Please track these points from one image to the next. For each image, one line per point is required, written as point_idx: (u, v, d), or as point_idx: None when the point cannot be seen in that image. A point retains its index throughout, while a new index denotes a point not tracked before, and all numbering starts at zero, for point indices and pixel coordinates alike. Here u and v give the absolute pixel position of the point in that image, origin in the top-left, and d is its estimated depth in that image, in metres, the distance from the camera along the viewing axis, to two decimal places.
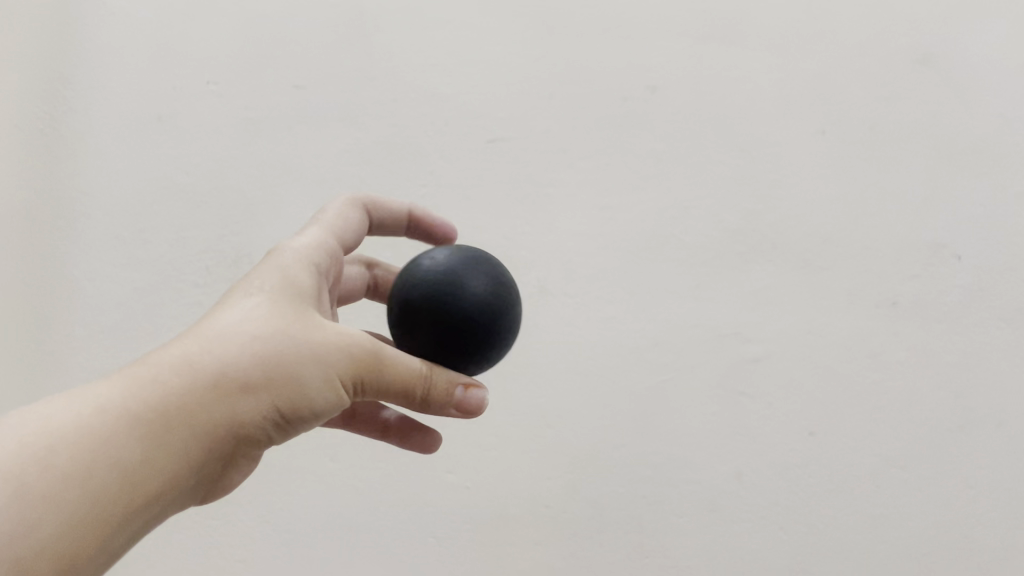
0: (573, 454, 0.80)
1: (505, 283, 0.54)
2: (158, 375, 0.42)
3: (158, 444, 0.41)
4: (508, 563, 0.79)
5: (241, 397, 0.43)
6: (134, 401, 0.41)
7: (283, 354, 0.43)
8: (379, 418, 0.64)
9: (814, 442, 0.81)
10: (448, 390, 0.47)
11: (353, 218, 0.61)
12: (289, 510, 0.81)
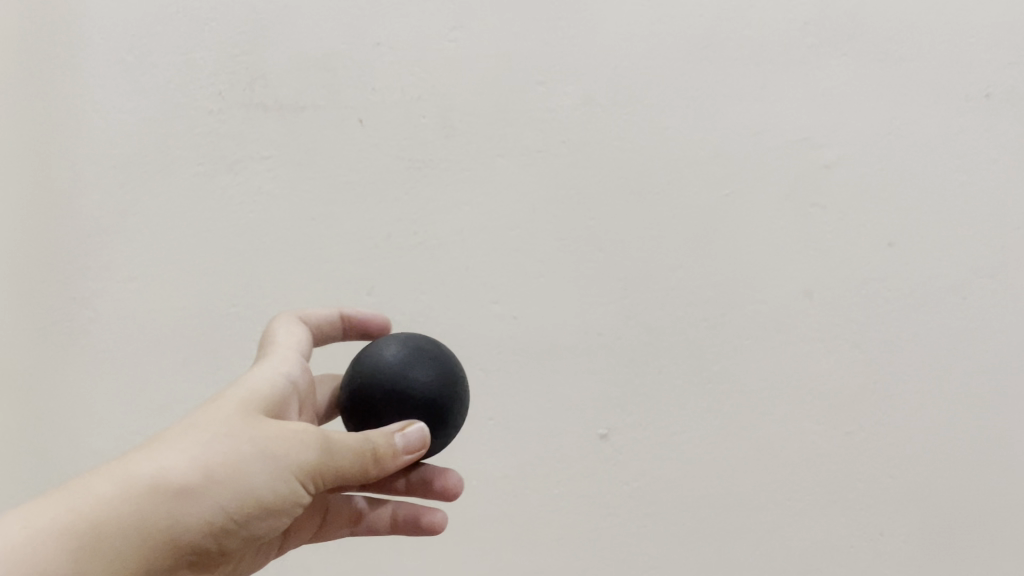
0: (627, 279, 0.74)
1: (454, 367, 0.54)
2: (92, 490, 0.39)
3: (97, 568, 0.38)
4: (559, 395, 0.75)
5: (184, 510, 0.40)
6: (64, 523, 0.38)
7: (229, 469, 0.42)
8: (386, 518, 0.60)
9: (894, 255, 0.73)
10: (390, 445, 0.47)
11: (302, 337, 0.57)
12: (325, 349, 0.76)
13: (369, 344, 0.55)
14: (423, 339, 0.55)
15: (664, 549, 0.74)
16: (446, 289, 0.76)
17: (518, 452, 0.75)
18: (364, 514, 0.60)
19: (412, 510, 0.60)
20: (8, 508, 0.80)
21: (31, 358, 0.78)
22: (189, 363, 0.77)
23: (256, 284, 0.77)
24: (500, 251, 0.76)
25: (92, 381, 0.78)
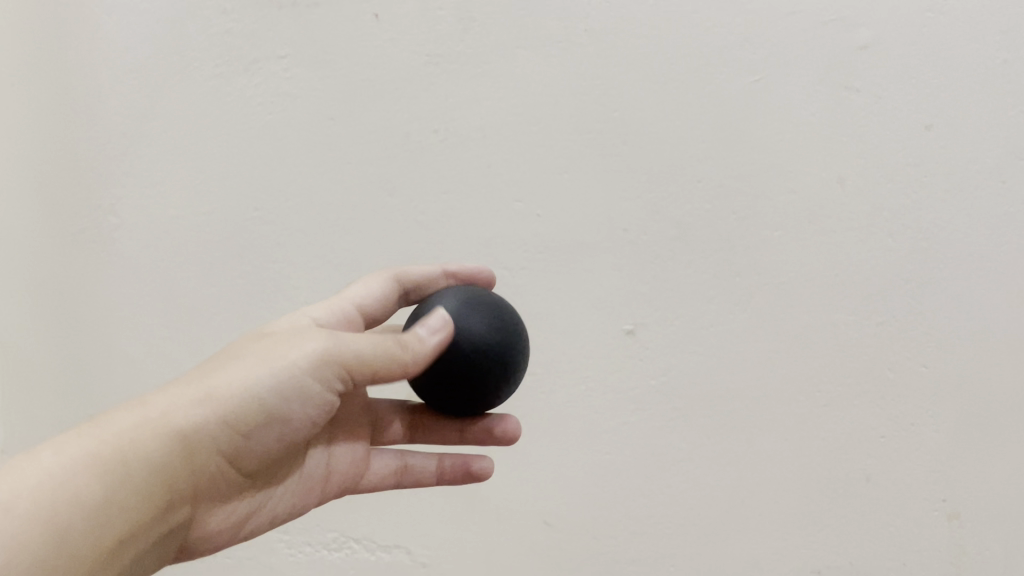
0: (652, 172, 0.73)
1: (513, 320, 0.56)
2: (116, 418, 0.44)
3: (127, 475, 0.42)
4: (585, 291, 0.74)
5: (199, 422, 0.46)
6: (93, 442, 0.43)
7: (234, 385, 0.47)
8: (432, 470, 0.62)
9: (932, 139, 0.70)
10: (416, 335, 0.49)
11: (378, 288, 0.62)
12: (348, 250, 0.76)
13: (423, 306, 0.56)
14: (485, 292, 0.57)
15: (691, 442, 0.74)
16: (467, 187, 0.75)
17: (544, 347, 0.75)
18: (408, 465, 0.61)
19: (459, 459, 0.62)
20: (51, 409, 0.83)
21: (64, 257, 0.81)
22: (215, 269, 0.78)
23: (277, 188, 0.77)
24: (522, 147, 0.74)
25: (123, 284, 0.80)
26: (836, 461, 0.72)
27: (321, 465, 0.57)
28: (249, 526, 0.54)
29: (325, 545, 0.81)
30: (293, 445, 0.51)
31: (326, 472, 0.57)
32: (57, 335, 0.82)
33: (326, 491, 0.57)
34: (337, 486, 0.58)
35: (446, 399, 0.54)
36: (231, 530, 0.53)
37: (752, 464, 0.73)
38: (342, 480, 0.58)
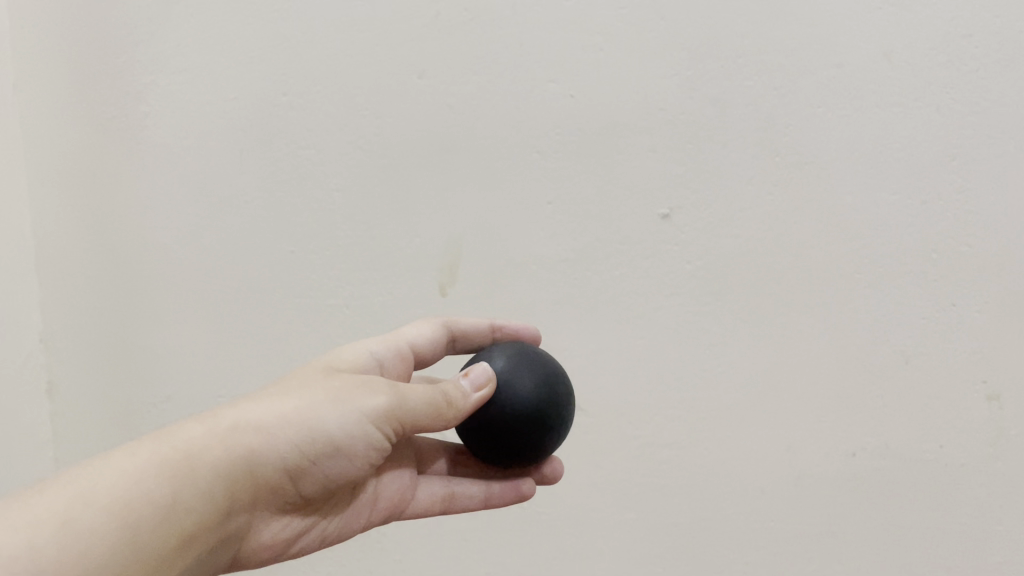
0: (691, 48, 0.70)
1: (559, 381, 0.58)
2: (188, 428, 0.47)
3: (193, 485, 0.45)
4: (620, 175, 0.72)
5: (265, 444, 0.48)
6: (166, 448, 0.45)
7: (305, 416, 0.49)
8: (477, 496, 0.62)
9: (984, 6, 0.66)
10: (461, 391, 0.53)
11: (431, 332, 0.64)
12: (380, 136, 0.75)
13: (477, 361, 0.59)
14: (533, 352, 0.59)
15: (726, 328, 0.73)
16: (499, 68, 0.73)
17: (578, 234, 0.74)
18: (455, 493, 0.62)
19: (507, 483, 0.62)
20: (92, 302, 0.84)
21: (97, 150, 0.81)
22: (249, 159, 0.78)
23: (306, 72, 0.76)
24: (554, 25, 0.72)
25: (158, 175, 0.80)
26: (874, 345, 0.71)
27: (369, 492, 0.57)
28: (302, 541, 0.55)
29: None
30: (350, 477, 0.53)
31: (374, 498, 0.58)
32: (92, 231, 0.83)
33: (372, 516, 0.58)
34: (383, 511, 0.59)
35: (491, 452, 0.57)
36: (285, 544, 0.54)
37: (788, 349, 0.73)
38: (388, 507, 0.59)
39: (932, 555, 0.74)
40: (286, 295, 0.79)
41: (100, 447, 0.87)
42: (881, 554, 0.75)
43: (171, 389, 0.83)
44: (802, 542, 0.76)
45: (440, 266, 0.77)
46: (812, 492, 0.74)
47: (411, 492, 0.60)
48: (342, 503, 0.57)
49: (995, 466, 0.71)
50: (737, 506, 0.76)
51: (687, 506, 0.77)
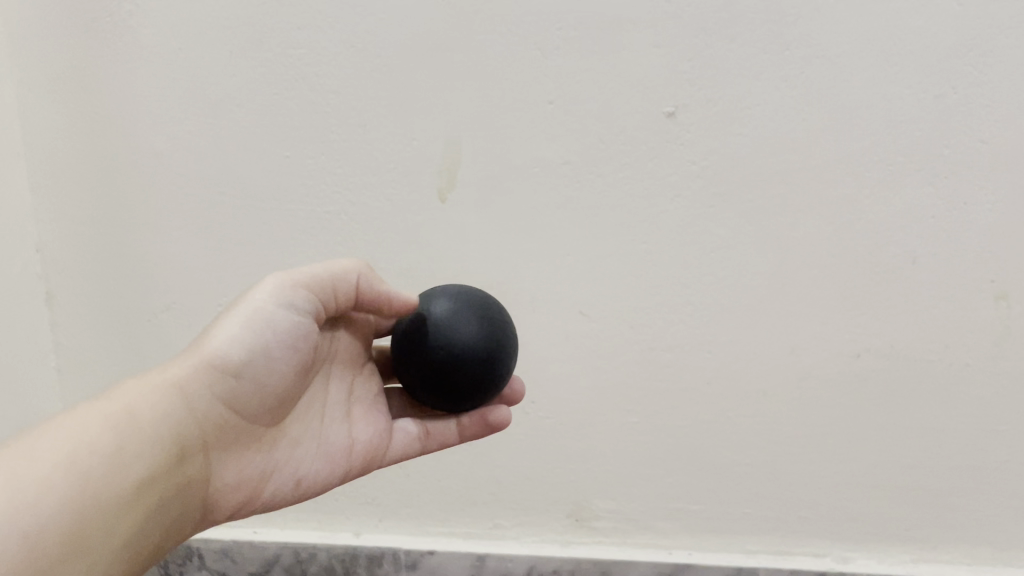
0: None
1: (503, 324, 0.61)
2: (111, 392, 0.51)
3: (132, 430, 0.49)
4: (623, 74, 0.70)
5: (185, 377, 0.53)
6: (93, 407, 0.49)
7: (212, 342, 0.55)
8: (454, 430, 0.65)
9: None
10: (363, 283, 0.60)
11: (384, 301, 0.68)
12: (374, 35, 0.72)
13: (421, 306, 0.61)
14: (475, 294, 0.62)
15: (731, 230, 0.72)
16: None
17: (580, 136, 0.72)
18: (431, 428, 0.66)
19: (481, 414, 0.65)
20: (85, 212, 0.83)
21: (80, 53, 0.78)
22: (239, 62, 0.75)
23: None
24: None
25: (146, 79, 0.77)
26: (882, 245, 0.70)
27: (342, 439, 0.62)
28: (272, 487, 0.58)
29: None
30: (285, 397, 0.58)
31: (347, 445, 0.62)
32: (80, 138, 0.80)
33: (350, 462, 0.62)
34: (363, 454, 0.62)
35: (434, 395, 0.59)
36: (254, 489, 0.57)
37: (794, 250, 0.71)
38: (364, 451, 0.62)
39: (935, 454, 0.74)
40: (283, 202, 0.78)
41: (102, 355, 0.87)
42: (882, 454, 0.75)
43: (173, 297, 0.83)
44: (805, 442, 0.76)
45: (438, 171, 0.75)
46: (816, 393, 0.74)
47: (388, 434, 0.64)
48: (311, 448, 0.60)
49: (1001, 365, 0.71)
50: (740, 407, 0.76)
51: (690, 409, 0.77)
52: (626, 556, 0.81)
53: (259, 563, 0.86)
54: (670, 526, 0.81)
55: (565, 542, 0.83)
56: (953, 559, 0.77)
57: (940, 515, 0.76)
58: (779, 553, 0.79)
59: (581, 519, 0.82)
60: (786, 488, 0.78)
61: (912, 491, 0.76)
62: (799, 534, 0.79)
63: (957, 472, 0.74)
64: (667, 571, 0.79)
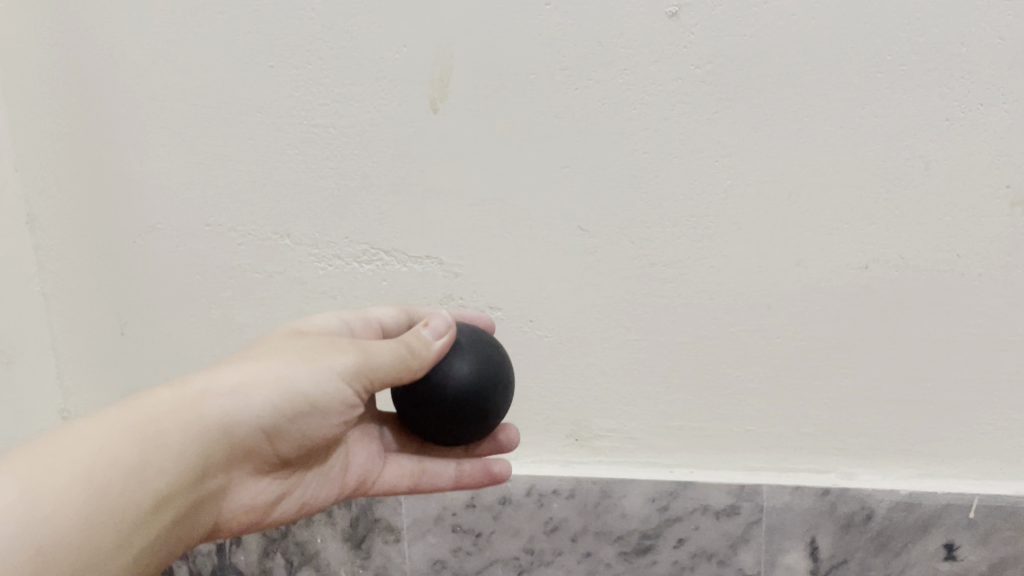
0: None
1: (503, 368, 0.59)
2: (155, 397, 0.50)
3: (161, 449, 0.48)
4: None
5: (239, 410, 0.51)
6: (130, 415, 0.48)
7: (278, 378, 0.52)
8: (448, 474, 0.67)
9: None
10: (419, 338, 0.56)
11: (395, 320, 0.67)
12: None
13: None
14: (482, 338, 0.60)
15: (736, 137, 0.69)
16: None
17: (578, 39, 0.68)
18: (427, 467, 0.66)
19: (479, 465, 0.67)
20: (63, 126, 0.79)
21: None
22: None
23: None
24: None
25: None
26: (894, 150, 0.67)
27: (340, 463, 0.63)
28: (280, 507, 0.60)
29: (356, 259, 0.78)
30: (320, 439, 0.56)
31: (345, 465, 0.63)
32: (55, 48, 0.77)
33: (346, 481, 0.63)
34: (355, 481, 0.64)
35: (425, 429, 0.58)
36: (262, 506, 0.58)
37: (802, 157, 0.68)
38: (359, 475, 0.64)
39: (942, 367, 0.73)
40: (268, 116, 0.75)
41: (87, 278, 0.84)
42: (889, 369, 0.73)
43: (158, 218, 0.80)
44: (811, 357, 0.74)
45: (430, 79, 0.71)
46: (823, 306, 0.72)
47: (382, 465, 0.65)
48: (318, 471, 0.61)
49: (1014, 274, 0.69)
50: (744, 323, 0.74)
51: (693, 325, 0.75)
52: (626, 474, 0.80)
53: None
54: (671, 444, 0.80)
55: (564, 462, 0.82)
56: (958, 473, 0.75)
57: (946, 429, 0.74)
58: (781, 470, 0.78)
59: (581, 438, 0.81)
60: (790, 404, 0.76)
61: (918, 405, 0.74)
62: (803, 452, 0.77)
63: (965, 386, 0.73)
64: (667, 489, 0.78)
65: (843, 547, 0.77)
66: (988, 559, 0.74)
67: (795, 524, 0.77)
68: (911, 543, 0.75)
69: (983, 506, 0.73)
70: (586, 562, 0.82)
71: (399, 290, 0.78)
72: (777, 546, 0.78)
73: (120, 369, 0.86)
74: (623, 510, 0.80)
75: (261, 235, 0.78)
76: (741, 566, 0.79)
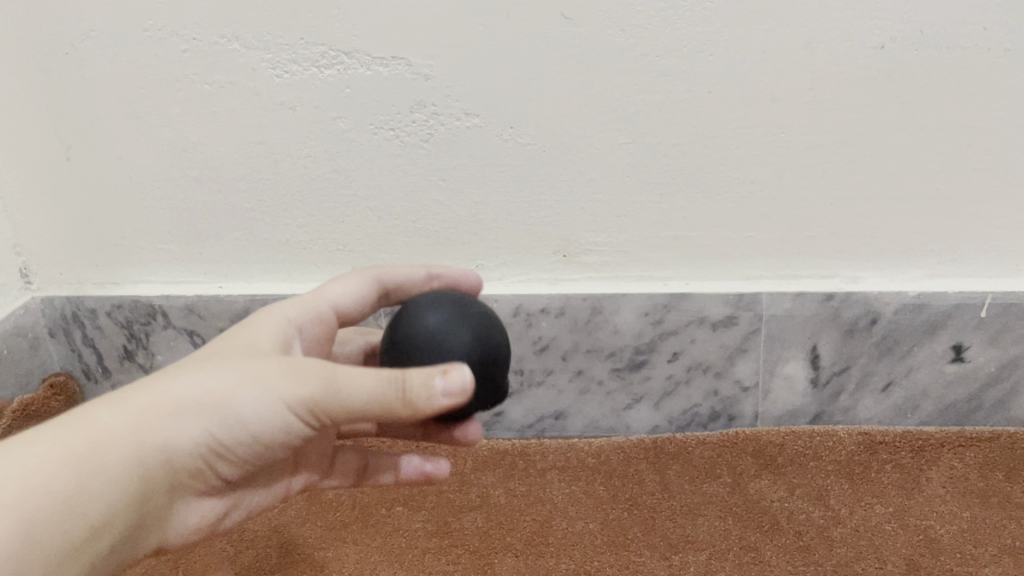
0: None
1: (492, 343, 0.50)
2: (98, 421, 0.42)
3: (102, 478, 0.41)
4: None
5: (181, 435, 0.43)
6: (79, 442, 0.41)
7: (224, 401, 0.43)
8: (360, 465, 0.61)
9: None
10: (423, 387, 0.42)
11: (359, 293, 0.58)
12: None
13: (413, 304, 0.52)
14: (478, 303, 0.53)
15: None
16: None
17: None
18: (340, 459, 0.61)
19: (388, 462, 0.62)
20: None
21: None
22: None
23: None
24: None
25: None
26: None
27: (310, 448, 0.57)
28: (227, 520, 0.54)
29: (315, 64, 0.69)
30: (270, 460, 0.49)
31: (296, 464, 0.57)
32: None
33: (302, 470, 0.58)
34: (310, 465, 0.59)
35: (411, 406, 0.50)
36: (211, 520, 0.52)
37: None
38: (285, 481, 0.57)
39: (960, 158, 0.67)
40: None
41: (20, 96, 0.75)
42: (903, 162, 0.67)
43: (89, 24, 0.71)
44: (818, 154, 0.68)
45: None
46: (833, 95, 0.65)
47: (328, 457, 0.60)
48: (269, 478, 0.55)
49: None
50: (747, 119, 0.67)
51: (690, 124, 0.68)
52: (617, 289, 0.75)
53: (228, 317, 0.81)
54: (665, 257, 0.74)
55: (553, 280, 0.77)
56: (970, 272, 0.71)
57: (962, 225, 0.69)
58: (782, 278, 0.73)
59: (569, 255, 0.75)
60: (794, 207, 0.70)
61: (933, 201, 0.69)
62: (806, 257, 0.72)
63: (986, 177, 0.67)
64: (661, 302, 0.74)
65: (845, 355, 0.74)
66: (997, 359, 0.72)
67: (796, 331, 0.73)
68: (917, 346, 0.72)
69: (996, 303, 0.70)
70: (577, 381, 0.79)
71: (365, 97, 0.70)
72: (777, 356, 0.75)
73: (71, 196, 0.79)
74: (614, 326, 0.76)
75: (207, 39, 0.70)
76: (738, 378, 0.76)
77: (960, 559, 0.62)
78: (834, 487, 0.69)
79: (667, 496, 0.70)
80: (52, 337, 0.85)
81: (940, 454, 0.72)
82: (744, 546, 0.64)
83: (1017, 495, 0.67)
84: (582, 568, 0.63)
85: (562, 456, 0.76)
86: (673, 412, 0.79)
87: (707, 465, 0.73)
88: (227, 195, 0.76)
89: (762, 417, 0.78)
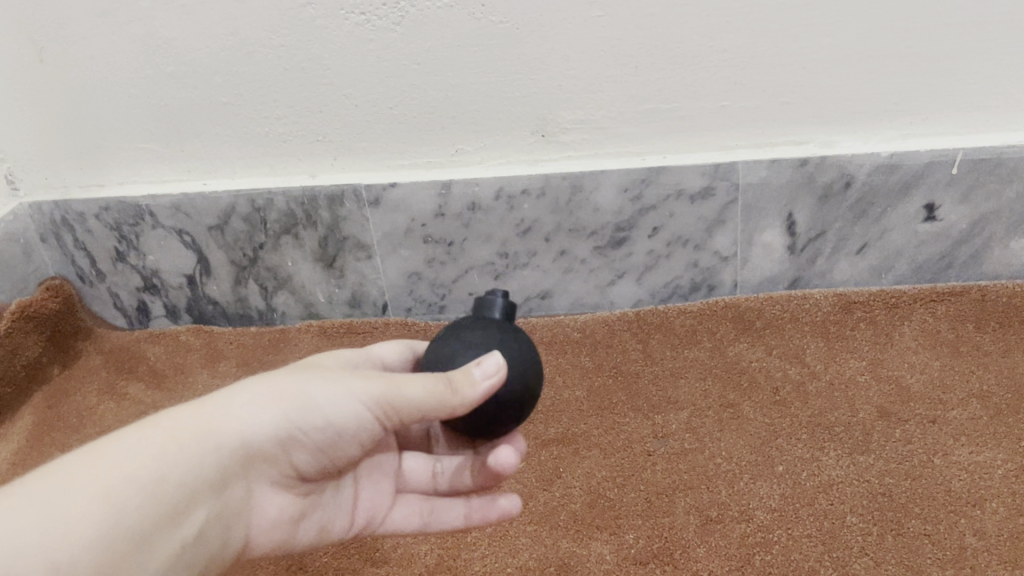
0: None
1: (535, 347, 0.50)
2: (180, 416, 0.42)
3: (189, 471, 0.40)
4: None
5: (259, 429, 0.43)
6: (156, 433, 0.41)
7: (292, 395, 0.43)
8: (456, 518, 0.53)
9: None
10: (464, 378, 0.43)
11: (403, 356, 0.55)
12: None
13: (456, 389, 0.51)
14: None
15: None
16: None
17: None
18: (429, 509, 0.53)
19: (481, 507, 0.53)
20: None
21: None
22: None
23: None
24: None
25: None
26: None
27: (352, 495, 0.50)
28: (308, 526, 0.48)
29: None
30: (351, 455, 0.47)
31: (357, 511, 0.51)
32: None
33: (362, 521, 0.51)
34: (363, 524, 0.51)
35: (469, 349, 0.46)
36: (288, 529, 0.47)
37: None
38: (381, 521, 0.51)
39: (931, 15, 0.67)
40: None
41: None
42: (876, 21, 0.67)
43: None
44: (790, 18, 0.68)
45: None
46: None
47: (391, 502, 0.52)
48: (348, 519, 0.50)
49: None
50: None
51: None
52: (596, 164, 0.76)
53: (214, 215, 0.82)
54: (642, 132, 0.75)
55: (533, 159, 0.77)
56: (943, 131, 0.72)
57: (931, 85, 0.70)
58: (758, 147, 0.74)
59: (547, 135, 0.76)
60: (767, 74, 0.71)
61: (906, 60, 0.69)
62: (781, 123, 0.73)
63: (959, 33, 0.67)
64: (639, 177, 0.75)
65: (820, 220, 0.75)
66: (968, 216, 0.74)
67: (772, 200, 0.75)
68: (890, 207, 0.74)
69: (966, 161, 0.71)
70: (561, 261, 0.81)
71: None
72: (754, 224, 0.76)
73: (48, 100, 0.80)
74: (595, 204, 0.77)
75: None
76: (717, 249, 0.78)
77: (930, 404, 0.65)
78: (811, 346, 0.72)
79: (651, 363, 0.73)
80: (43, 242, 0.87)
81: (912, 310, 0.74)
82: (722, 403, 0.67)
83: (987, 344, 0.70)
84: (570, 431, 0.66)
85: (548, 331, 0.78)
86: (655, 286, 0.81)
87: (688, 332, 0.75)
88: (204, 90, 0.77)
89: (742, 286, 0.80)
